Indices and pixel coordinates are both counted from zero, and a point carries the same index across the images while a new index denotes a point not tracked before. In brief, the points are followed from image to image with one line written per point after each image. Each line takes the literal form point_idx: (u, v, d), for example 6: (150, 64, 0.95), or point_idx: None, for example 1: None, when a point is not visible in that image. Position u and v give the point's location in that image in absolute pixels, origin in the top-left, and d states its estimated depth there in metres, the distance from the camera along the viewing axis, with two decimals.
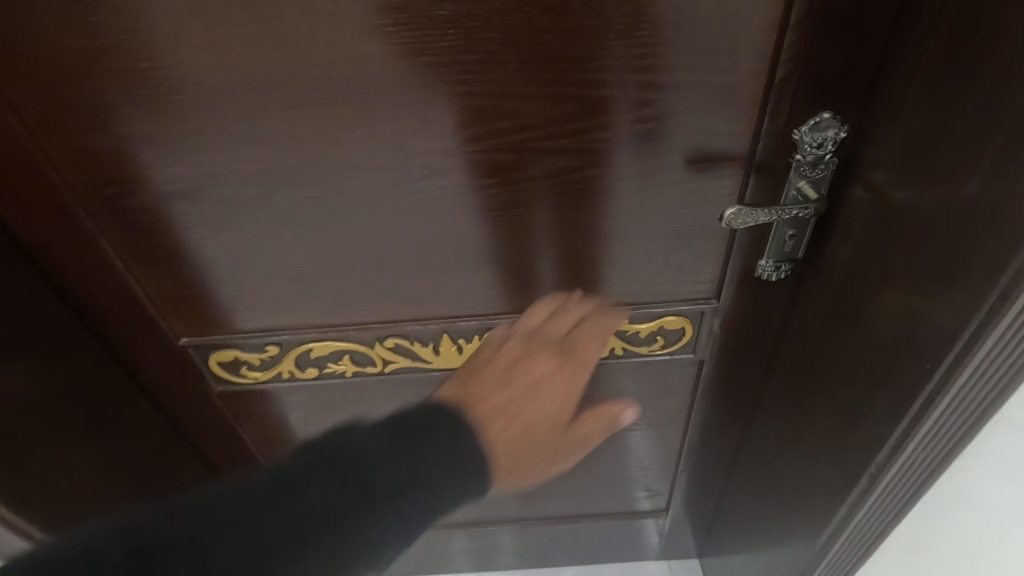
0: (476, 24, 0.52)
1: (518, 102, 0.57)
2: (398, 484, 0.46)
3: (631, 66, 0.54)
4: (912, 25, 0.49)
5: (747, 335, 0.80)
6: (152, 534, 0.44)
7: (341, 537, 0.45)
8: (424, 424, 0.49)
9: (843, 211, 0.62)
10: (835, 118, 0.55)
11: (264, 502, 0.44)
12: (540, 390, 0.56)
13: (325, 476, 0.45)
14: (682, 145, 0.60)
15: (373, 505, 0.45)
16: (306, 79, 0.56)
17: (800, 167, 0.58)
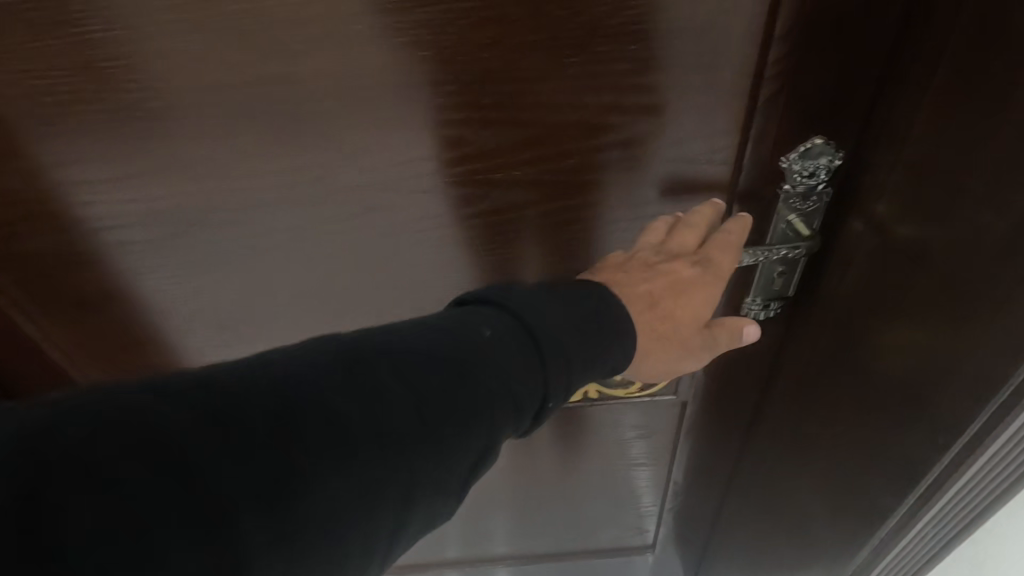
0: (404, 42, 0.44)
1: (461, 129, 0.49)
2: (554, 348, 0.39)
3: (592, 86, 0.46)
4: (920, 37, 0.41)
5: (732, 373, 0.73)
6: (282, 362, 0.33)
7: (497, 386, 0.37)
8: (567, 294, 0.43)
9: (839, 244, 0.54)
10: (830, 142, 0.48)
11: (405, 341, 0.36)
12: (683, 291, 0.49)
13: (486, 323, 0.39)
14: (656, 171, 0.52)
15: (538, 344, 0.39)
16: (198, 108, 0.46)
17: (789, 199, 0.51)
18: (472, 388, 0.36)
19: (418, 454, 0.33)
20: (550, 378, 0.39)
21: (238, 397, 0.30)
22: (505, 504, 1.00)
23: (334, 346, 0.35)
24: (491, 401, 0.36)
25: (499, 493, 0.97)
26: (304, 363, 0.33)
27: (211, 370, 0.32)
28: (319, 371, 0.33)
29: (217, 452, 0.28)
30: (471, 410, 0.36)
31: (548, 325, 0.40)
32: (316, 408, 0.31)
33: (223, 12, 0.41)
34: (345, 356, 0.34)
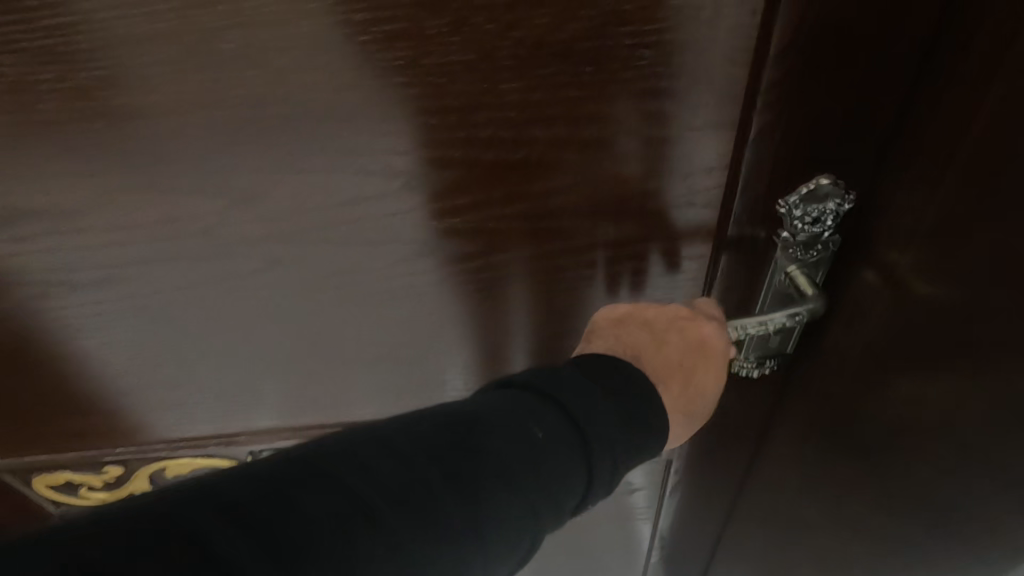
0: (291, 66, 0.33)
1: (375, 173, 0.38)
2: (605, 448, 0.36)
3: (543, 117, 0.36)
4: (957, 57, 0.32)
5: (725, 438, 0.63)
6: (331, 465, 0.30)
7: (539, 478, 0.34)
8: (621, 371, 0.39)
9: (849, 304, 0.44)
10: (841, 181, 0.38)
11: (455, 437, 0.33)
12: (703, 352, 0.43)
13: (529, 404, 0.35)
14: (626, 216, 0.42)
15: (588, 447, 0.35)
16: (34, 149, 0.36)
17: (787, 249, 0.42)
18: (516, 495, 0.33)
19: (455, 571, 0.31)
20: (595, 476, 0.36)
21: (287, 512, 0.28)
22: None
23: (384, 441, 0.32)
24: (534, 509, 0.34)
25: None
26: (352, 471, 0.30)
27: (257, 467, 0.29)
28: (368, 481, 0.30)
29: (259, 547, 0.26)
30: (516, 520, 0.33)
31: (604, 417, 0.36)
32: (361, 530, 0.28)
33: (46, 30, 0.31)
34: (395, 459, 0.31)
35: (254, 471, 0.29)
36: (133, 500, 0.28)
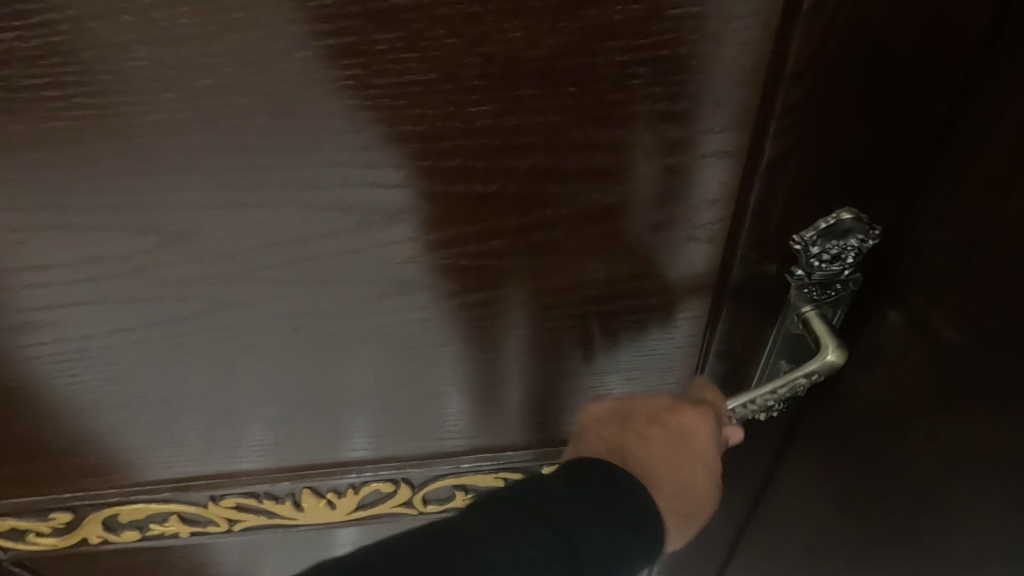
0: (223, 85, 0.28)
1: (326, 207, 0.33)
2: (602, 566, 0.34)
3: (520, 145, 0.31)
4: (1016, 84, 0.27)
5: (730, 490, 0.56)
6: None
7: None
8: (615, 476, 0.37)
9: (868, 346, 0.39)
10: (867, 217, 0.33)
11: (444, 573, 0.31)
12: (688, 446, 0.41)
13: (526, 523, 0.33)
14: (618, 254, 0.37)
15: (584, 569, 0.34)
16: None
17: (803, 288, 0.37)
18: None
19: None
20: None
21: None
22: None
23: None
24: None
25: None
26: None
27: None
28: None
29: None
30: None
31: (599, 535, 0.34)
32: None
33: None
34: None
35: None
36: None
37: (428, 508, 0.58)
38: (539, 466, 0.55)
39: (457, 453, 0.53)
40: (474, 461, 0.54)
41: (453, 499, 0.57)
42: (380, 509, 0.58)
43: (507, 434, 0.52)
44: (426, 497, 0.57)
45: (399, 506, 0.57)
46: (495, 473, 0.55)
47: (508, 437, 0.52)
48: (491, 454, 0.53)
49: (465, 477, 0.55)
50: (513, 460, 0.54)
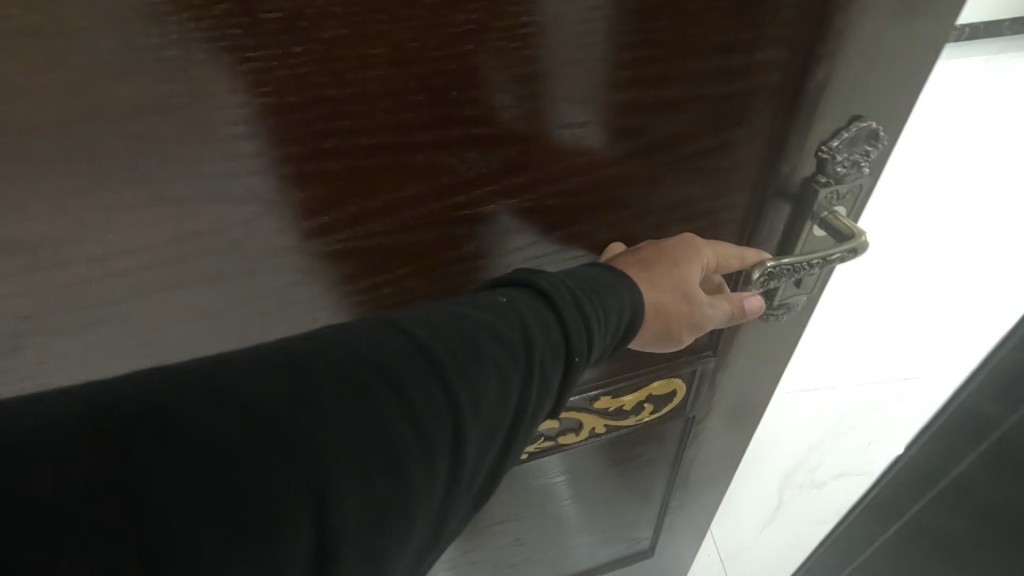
0: (346, 39, 0.28)
1: (431, 159, 0.34)
2: (585, 341, 0.34)
3: (615, 82, 0.35)
4: None
5: (743, 383, 0.66)
6: (306, 391, 0.26)
7: (519, 388, 0.31)
8: (606, 272, 0.38)
9: None
10: (880, 132, 0.41)
11: (442, 345, 0.30)
12: (664, 266, 0.40)
13: (534, 311, 0.33)
14: (680, 182, 0.42)
15: (574, 348, 0.34)
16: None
17: (827, 193, 0.43)
18: (500, 409, 0.31)
19: (451, 492, 0.29)
20: (573, 380, 0.35)
21: (242, 447, 0.24)
22: (501, 565, 0.85)
23: (373, 359, 0.28)
24: (516, 415, 0.32)
25: (492, 557, 0.82)
26: (334, 402, 0.26)
27: (220, 387, 0.26)
28: (343, 406, 0.26)
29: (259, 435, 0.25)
30: (500, 427, 0.31)
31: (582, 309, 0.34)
32: (345, 473, 0.25)
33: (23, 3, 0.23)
34: (378, 386, 0.28)
35: (261, 363, 0.27)
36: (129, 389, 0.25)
37: None
38: (590, 400, 0.59)
39: None
40: None
41: None
42: None
43: None
44: None
45: None
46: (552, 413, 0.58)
47: None
48: None
49: None
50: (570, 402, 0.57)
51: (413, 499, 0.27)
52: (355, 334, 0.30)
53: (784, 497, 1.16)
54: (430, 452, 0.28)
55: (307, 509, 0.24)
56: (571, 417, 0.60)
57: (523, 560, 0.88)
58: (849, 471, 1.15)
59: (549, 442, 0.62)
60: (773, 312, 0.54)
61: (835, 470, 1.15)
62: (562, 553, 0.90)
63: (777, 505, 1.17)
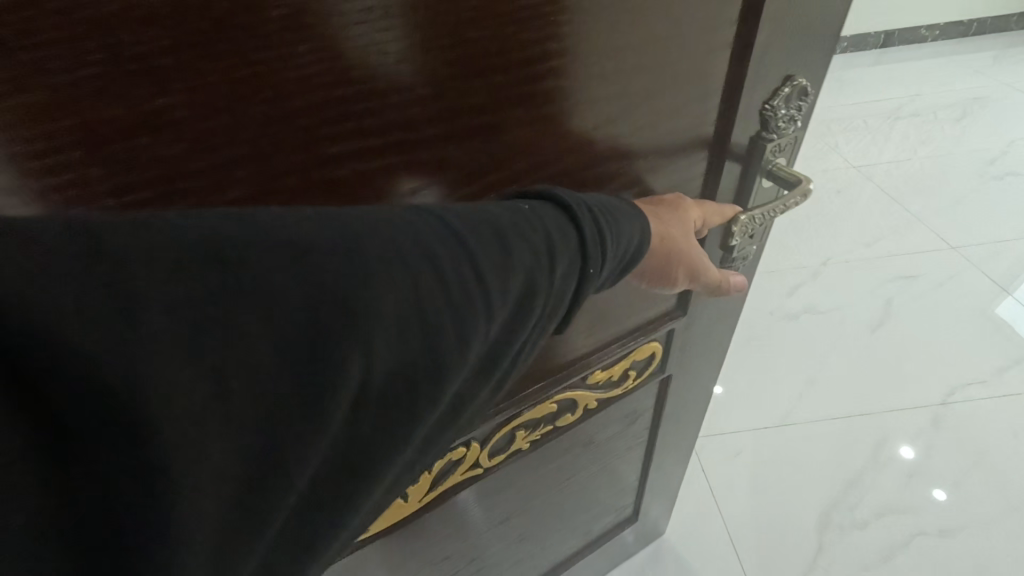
0: (349, 37, 0.27)
1: (438, 151, 0.33)
2: (600, 260, 0.31)
3: (600, 66, 0.36)
4: None
5: (707, 333, 0.71)
6: (347, 278, 0.22)
7: (544, 298, 0.28)
8: (620, 203, 0.34)
9: None
10: (807, 88, 0.47)
11: (477, 237, 0.26)
12: (664, 207, 0.41)
13: (555, 221, 0.29)
14: (662, 152, 0.44)
15: (589, 264, 0.30)
16: None
17: (771, 146, 0.48)
18: (522, 317, 0.28)
19: (459, 395, 0.28)
20: (583, 305, 0.31)
21: (278, 324, 0.21)
22: (503, 567, 0.84)
23: (423, 241, 0.25)
24: (534, 328, 0.29)
25: (495, 559, 0.81)
26: (375, 294, 0.22)
27: (259, 254, 0.21)
28: (387, 304, 0.23)
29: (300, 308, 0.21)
30: (518, 340, 0.28)
31: (599, 229, 0.30)
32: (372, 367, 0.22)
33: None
34: (417, 278, 0.24)
35: (320, 223, 0.23)
36: (193, 222, 0.21)
37: (492, 459, 0.60)
38: (583, 379, 0.60)
39: (522, 396, 0.55)
40: (538, 399, 0.56)
41: (513, 441, 0.60)
42: (452, 479, 0.58)
43: (561, 357, 0.55)
44: (490, 451, 0.59)
45: (469, 469, 0.58)
46: (552, 398, 0.59)
47: (563, 359, 0.55)
48: (552, 383, 0.56)
49: (527, 413, 0.58)
50: (568, 383, 0.58)
51: (428, 408, 0.25)
52: (399, 215, 0.26)
53: (823, 541, 1.03)
54: (457, 366, 0.25)
55: (325, 412, 0.21)
56: (567, 398, 0.61)
57: (525, 558, 0.87)
58: (891, 509, 1.07)
59: (548, 427, 0.63)
60: (738, 266, 0.58)
61: (874, 507, 1.07)
62: (560, 541, 0.90)
63: (816, 548, 1.02)
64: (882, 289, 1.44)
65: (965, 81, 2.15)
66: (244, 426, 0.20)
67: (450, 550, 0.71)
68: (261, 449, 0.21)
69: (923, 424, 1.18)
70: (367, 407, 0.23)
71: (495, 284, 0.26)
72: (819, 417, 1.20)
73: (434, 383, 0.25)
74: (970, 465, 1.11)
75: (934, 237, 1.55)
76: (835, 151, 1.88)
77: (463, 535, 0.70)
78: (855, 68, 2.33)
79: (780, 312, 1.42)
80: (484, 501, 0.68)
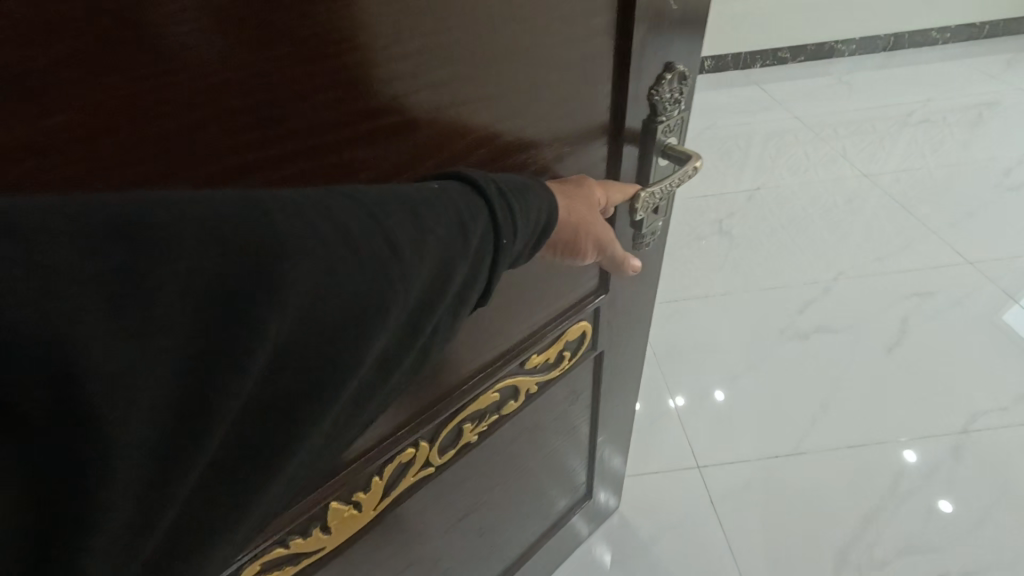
0: (235, 50, 0.28)
1: (348, 155, 0.34)
2: (512, 234, 0.33)
3: (493, 65, 0.38)
4: None
5: (630, 307, 0.76)
6: (271, 255, 0.23)
7: (461, 269, 0.30)
8: (532, 185, 0.36)
9: None
10: (685, 73, 0.52)
11: (394, 212, 0.28)
12: (568, 185, 0.44)
13: (466, 201, 0.31)
14: (565, 140, 0.47)
15: (501, 237, 0.32)
16: None
17: (661, 127, 0.53)
18: (440, 287, 0.30)
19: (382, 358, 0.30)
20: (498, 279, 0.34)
21: (202, 297, 0.21)
22: (468, 565, 0.85)
23: (342, 218, 0.26)
24: (451, 297, 0.31)
25: (459, 559, 0.82)
26: (298, 269, 0.23)
27: (182, 232, 0.21)
28: (310, 277, 0.24)
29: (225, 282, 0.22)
30: (438, 309, 0.31)
31: (508, 205, 0.33)
32: (299, 333, 0.24)
33: None
34: (342, 254, 0.25)
35: (242, 203, 0.23)
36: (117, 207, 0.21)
37: (442, 456, 0.61)
38: (521, 365, 0.62)
39: (464, 388, 0.56)
40: (480, 390, 0.58)
41: (461, 435, 0.61)
42: (404, 483, 0.58)
43: (497, 346, 0.57)
44: (439, 449, 0.60)
45: (421, 469, 0.59)
46: (493, 388, 0.60)
47: (498, 348, 0.57)
48: (492, 373, 0.58)
49: (471, 406, 0.59)
50: (507, 370, 0.60)
51: (351, 374, 0.27)
52: (317, 193, 0.26)
53: None
54: (379, 332, 0.27)
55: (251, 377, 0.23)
56: (507, 386, 0.63)
57: (489, 554, 0.88)
58: (912, 548, 1.05)
59: (493, 416, 0.64)
60: (649, 240, 0.62)
61: (895, 546, 1.06)
62: (520, 531, 0.92)
63: None
64: (899, 306, 1.47)
65: (966, 91, 2.28)
66: (173, 397, 0.21)
67: (412, 557, 0.71)
68: (193, 416, 0.22)
69: (943, 454, 1.18)
70: (291, 369, 0.25)
71: (413, 255, 0.28)
72: (831, 447, 1.21)
73: (359, 347, 0.26)
74: (990, 500, 1.11)
75: (943, 252, 1.60)
76: (843, 156, 1.99)
77: (423, 539, 0.71)
78: (862, 70, 2.54)
79: (792, 331, 1.44)
80: (439, 501, 0.69)
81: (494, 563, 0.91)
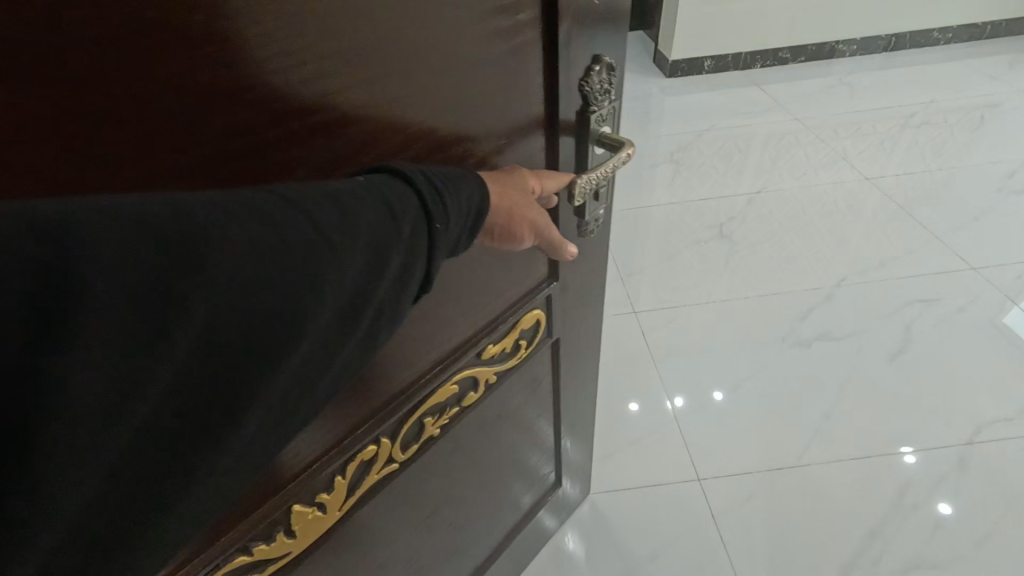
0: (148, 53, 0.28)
1: (277, 153, 0.35)
2: (443, 223, 0.34)
3: (419, 61, 0.39)
4: None
5: (582, 294, 0.78)
6: (190, 248, 0.24)
7: (394, 257, 0.32)
8: (463, 175, 0.38)
9: None
10: (613, 64, 0.54)
11: (320, 205, 0.29)
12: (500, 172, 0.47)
13: (394, 191, 0.33)
14: (502, 132, 0.48)
15: (433, 225, 0.34)
16: None
17: (594, 116, 0.55)
18: (375, 276, 0.31)
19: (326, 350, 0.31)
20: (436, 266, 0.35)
21: (124, 289, 0.22)
22: (442, 561, 0.86)
23: (267, 213, 0.27)
24: (389, 285, 0.32)
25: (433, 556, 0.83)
26: (220, 259, 0.25)
27: (99, 229, 0.22)
28: (233, 266, 0.25)
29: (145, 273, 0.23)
30: (375, 298, 0.32)
31: (436, 194, 0.34)
32: (223, 319, 0.25)
33: None
34: (262, 247, 0.26)
35: (166, 203, 0.24)
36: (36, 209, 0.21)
37: (405, 452, 0.62)
38: (478, 356, 0.64)
39: (422, 382, 0.57)
40: (437, 383, 0.59)
41: (423, 430, 0.62)
42: (368, 482, 0.58)
43: (451, 338, 0.58)
44: (401, 445, 0.60)
45: (384, 467, 0.59)
46: (451, 380, 0.61)
47: (452, 340, 0.58)
48: (448, 366, 0.59)
49: (430, 399, 0.60)
50: (464, 362, 0.61)
51: (282, 361, 0.28)
52: (241, 193, 0.27)
53: None
54: (310, 320, 0.28)
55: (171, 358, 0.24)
56: (465, 378, 0.64)
57: (463, 548, 0.89)
58: (917, 564, 1.09)
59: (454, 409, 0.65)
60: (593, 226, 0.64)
61: (901, 562, 1.09)
62: (493, 523, 0.94)
63: None
64: (900, 315, 1.53)
65: (950, 98, 2.38)
66: (98, 384, 0.22)
67: (384, 557, 0.71)
68: (119, 400, 0.23)
69: (947, 466, 1.22)
70: (220, 356, 0.26)
71: (340, 244, 0.29)
72: (834, 459, 1.25)
73: (290, 334, 0.28)
74: (990, 519, 1.14)
75: (927, 261, 1.68)
76: (844, 159, 2.08)
77: (395, 539, 0.71)
78: (863, 73, 2.61)
79: (792, 339, 1.49)
80: (407, 498, 0.69)
81: (469, 557, 0.93)
